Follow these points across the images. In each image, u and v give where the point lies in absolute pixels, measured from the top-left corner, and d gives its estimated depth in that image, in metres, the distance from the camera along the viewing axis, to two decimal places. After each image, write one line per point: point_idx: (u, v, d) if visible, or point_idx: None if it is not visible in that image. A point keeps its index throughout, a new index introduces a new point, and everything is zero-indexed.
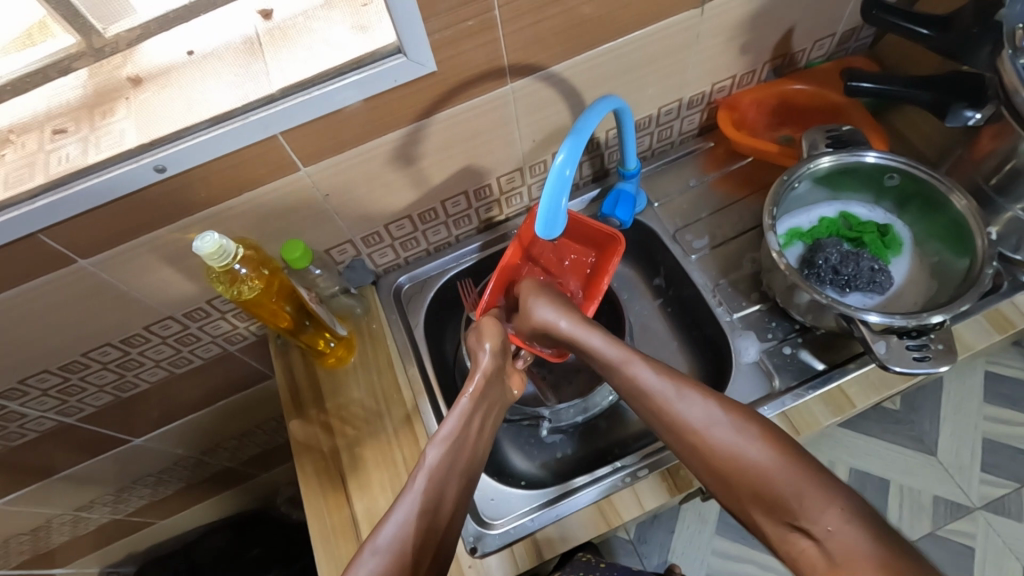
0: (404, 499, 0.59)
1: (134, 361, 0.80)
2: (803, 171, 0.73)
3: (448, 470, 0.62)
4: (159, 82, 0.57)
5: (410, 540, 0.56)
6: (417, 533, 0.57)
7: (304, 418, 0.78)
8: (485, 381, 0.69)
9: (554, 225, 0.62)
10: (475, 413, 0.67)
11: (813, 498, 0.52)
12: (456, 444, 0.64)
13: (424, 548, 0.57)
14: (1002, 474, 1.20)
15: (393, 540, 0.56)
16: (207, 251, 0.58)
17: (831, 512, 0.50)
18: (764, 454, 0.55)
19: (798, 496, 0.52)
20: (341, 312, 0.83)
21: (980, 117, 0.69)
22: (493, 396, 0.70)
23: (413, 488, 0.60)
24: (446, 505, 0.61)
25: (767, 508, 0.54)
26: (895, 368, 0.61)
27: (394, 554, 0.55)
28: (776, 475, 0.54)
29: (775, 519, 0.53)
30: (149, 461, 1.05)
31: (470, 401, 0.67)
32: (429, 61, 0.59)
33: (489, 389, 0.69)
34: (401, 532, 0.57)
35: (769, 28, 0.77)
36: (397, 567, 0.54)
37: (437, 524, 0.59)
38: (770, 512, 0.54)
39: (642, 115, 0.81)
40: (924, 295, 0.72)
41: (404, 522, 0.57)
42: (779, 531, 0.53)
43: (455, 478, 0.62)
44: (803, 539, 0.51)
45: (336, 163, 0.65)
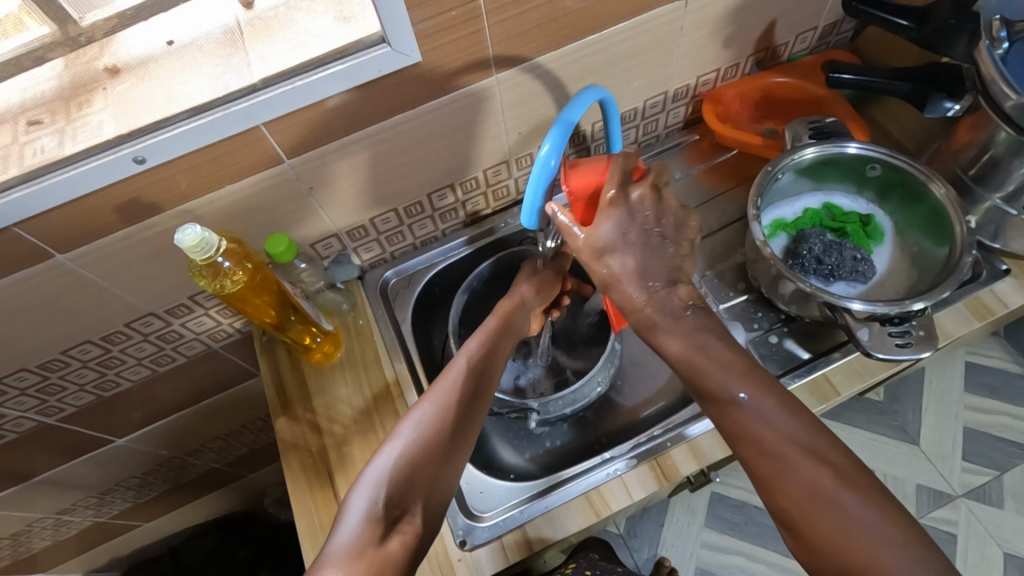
0: (442, 387, 0.60)
1: (115, 359, 0.79)
2: (787, 162, 0.73)
3: (484, 362, 0.63)
4: (138, 72, 0.56)
5: (444, 425, 0.57)
6: (453, 417, 0.58)
7: (291, 416, 0.77)
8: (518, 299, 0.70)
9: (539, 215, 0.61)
10: (506, 329, 0.68)
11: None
12: (492, 343, 0.65)
13: (458, 434, 0.58)
14: (982, 462, 1.22)
15: (428, 420, 0.57)
16: (188, 244, 0.57)
17: None
18: (856, 517, 0.47)
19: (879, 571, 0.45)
20: (327, 307, 0.82)
21: (958, 108, 0.70)
22: (524, 314, 0.70)
23: (453, 376, 0.61)
24: (484, 396, 0.61)
25: None
26: (877, 355, 0.62)
27: (429, 432, 0.56)
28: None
29: None
30: (133, 462, 1.04)
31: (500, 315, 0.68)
32: (413, 51, 0.58)
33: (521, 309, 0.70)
34: (438, 415, 0.58)
35: (753, 21, 0.77)
36: (432, 445, 0.56)
37: (471, 416, 0.59)
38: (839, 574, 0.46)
39: (628, 107, 0.81)
40: (906, 283, 0.72)
41: (442, 407, 0.58)
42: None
43: (489, 376, 0.63)
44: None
45: (320, 155, 0.65)
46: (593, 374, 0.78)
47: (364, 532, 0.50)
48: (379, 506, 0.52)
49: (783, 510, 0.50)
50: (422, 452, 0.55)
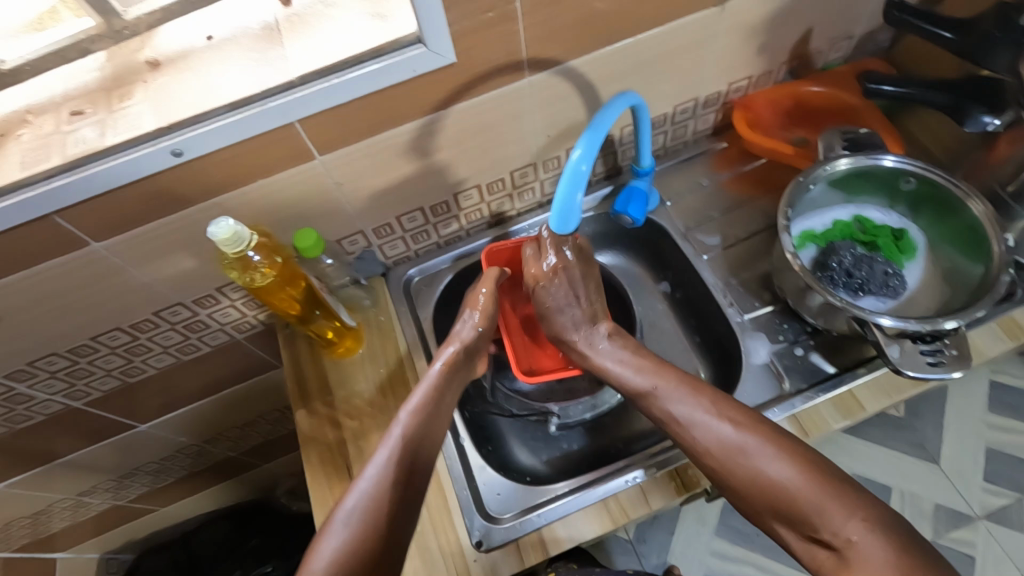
0: (375, 466, 0.59)
1: (142, 346, 0.80)
2: (819, 173, 0.72)
3: (418, 436, 0.63)
4: (177, 65, 0.57)
5: (380, 510, 0.56)
6: (390, 498, 0.57)
7: (311, 409, 0.78)
8: (460, 353, 0.71)
9: (569, 219, 0.62)
10: (446, 387, 0.68)
11: (838, 513, 0.51)
12: (425, 415, 0.65)
13: (397, 514, 0.57)
14: (1004, 484, 1.20)
15: (363, 504, 0.56)
16: (221, 237, 0.57)
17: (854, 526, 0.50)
18: (780, 470, 0.54)
19: (820, 511, 0.52)
20: (349, 303, 0.83)
21: (998, 122, 0.69)
22: (461, 374, 0.71)
23: (383, 455, 0.60)
24: (419, 468, 0.61)
25: (789, 520, 0.53)
26: (908, 372, 0.60)
27: (365, 519, 0.55)
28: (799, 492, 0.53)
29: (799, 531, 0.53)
30: (154, 447, 1.06)
31: (440, 372, 0.68)
32: (448, 51, 0.58)
33: (457, 369, 0.70)
34: (374, 496, 0.57)
35: (788, 29, 0.76)
36: (367, 534, 0.54)
37: (407, 492, 0.59)
38: (790, 523, 0.53)
39: (657, 113, 0.81)
40: (937, 300, 0.71)
41: (374, 489, 0.57)
42: (798, 541, 0.53)
43: (424, 447, 0.63)
44: (822, 549, 0.51)
45: (350, 152, 0.65)
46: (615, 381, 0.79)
47: None
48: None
49: (723, 479, 0.57)
50: (361, 541, 0.54)
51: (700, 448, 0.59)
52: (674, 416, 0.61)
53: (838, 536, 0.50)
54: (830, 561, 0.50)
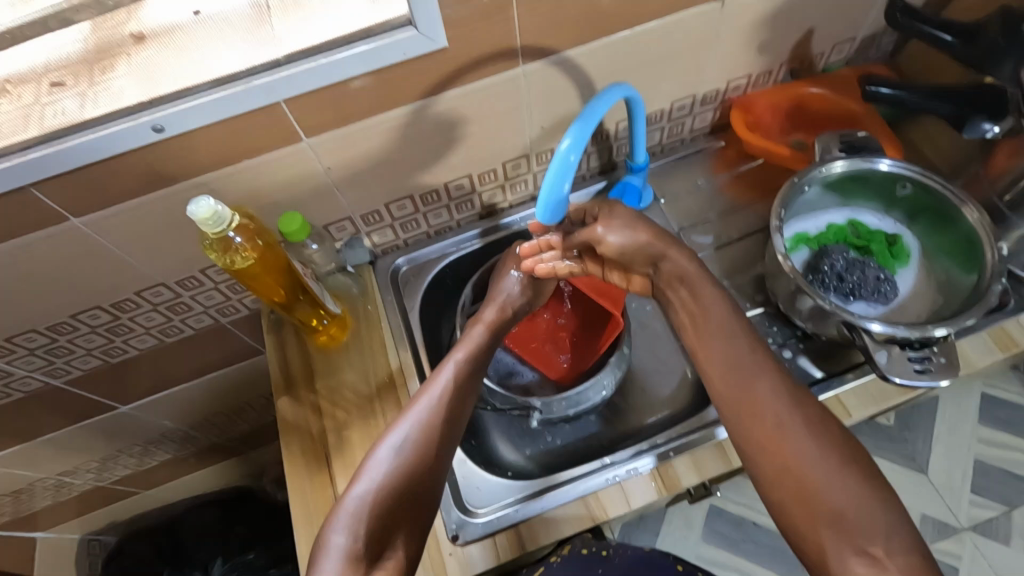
0: (424, 403, 0.61)
1: (123, 326, 0.79)
2: (814, 175, 0.72)
3: (465, 382, 0.64)
4: (162, 39, 0.57)
5: (427, 448, 0.58)
6: (436, 436, 0.59)
7: (294, 397, 0.77)
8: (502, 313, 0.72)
9: (555, 211, 0.61)
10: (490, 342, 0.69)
11: (892, 534, 0.50)
12: (473, 361, 0.66)
13: (440, 457, 0.59)
14: (991, 496, 1.20)
15: (412, 439, 0.58)
16: (201, 217, 0.56)
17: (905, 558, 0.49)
18: (847, 502, 0.51)
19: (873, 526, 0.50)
20: (337, 290, 0.82)
21: (998, 129, 0.67)
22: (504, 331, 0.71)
23: (430, 393, 0.62)
24: (462, 411, 0.63)
25: (838, 525, 0.51)
26: (895, 379, 0.59)
27: (413, 454, 0.58)
28: (849, 500, 0.52)
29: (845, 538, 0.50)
30: (137, 429, 1.05)
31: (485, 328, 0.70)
32: (440, 36, 0.57)
33: (504, 321, 0.72)
34: (423, 432, 0.59)
35: (788, 28, 0.75)
36: (415, 467, 0.57)
37: (454, 431, 0.61)
38: (839, 532, 0.51)
39: (654, 109, 0.80)
40: (929, 308, 0.70)
41: (424, 426, 0.59)
42: (840, 551, 0.50)
43: (469, 392, 0.64)
44: (866, 563, 0.49)
45: (339, 137, 0.64)
46: (600, 378, 0.73)
47: (347, 567, 0.51)
48: (363, 540, 0.52)
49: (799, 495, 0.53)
50: (408, 473, 0.57)
51: (779, 455, 0.54)
52: (746, 378, 0.59)
53: (890, 554, 0.49)
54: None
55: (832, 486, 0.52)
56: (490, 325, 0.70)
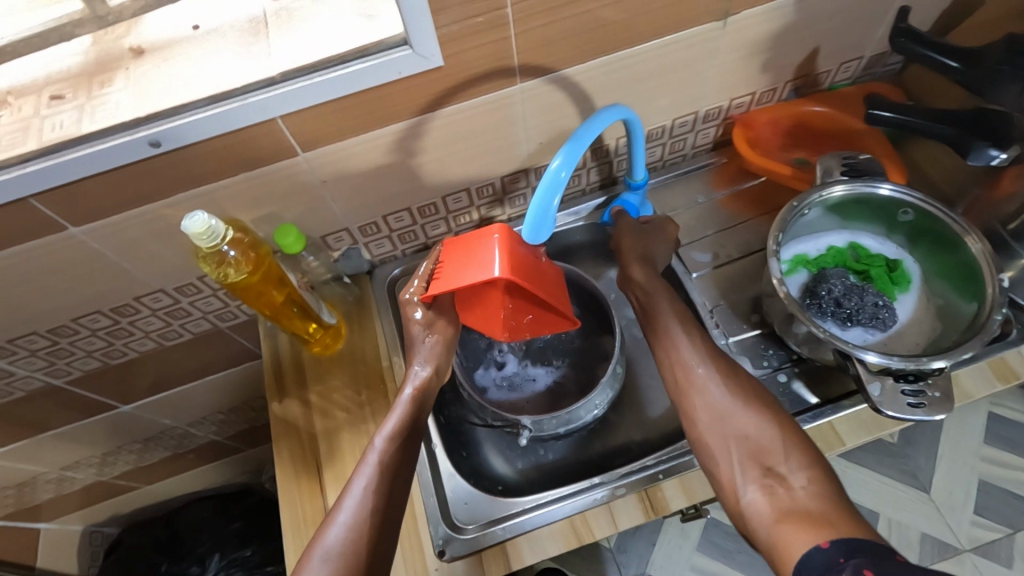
0: (353, 497, 0.59)
1: (123, 330, 0.80)
2: (814, 199, 0.71)
3: (391, 467, 0.61)
4: (159, 54, 0.57)
5: (358, 548, 0.56)
6: (368, 532, 0.57)
7: (286, 403, 0.77)
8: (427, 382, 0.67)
9: (542, 229, 0.60)
10: (418, 413, 0.66)
11: (796, 456, 0.56)
12: (399, 442, 0.63)
13: (374, 554, 0.57)
14: (994, 518, 1.27)
15: (341, 540, 0.56)
16: (195, 231, 0.56)
17: (803, 473, 0.55)
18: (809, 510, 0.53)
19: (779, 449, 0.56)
20: (332, 298, 0.83)
21: (1005, 157, 0.66)
22: (430, 400, 0.68)
23: (359, 484, 0.60)
24: (395, 498, 0.60)
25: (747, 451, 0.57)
26: (887, 412, 0.59)
27: (344, 555, 0.55)
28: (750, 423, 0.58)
29: (753, 462, 0.57)
30: (138, 427, 1.06)
31: (410, 401, 0.66)
32: (435, 55, 0.57)
33: (431, 390, 0.68)
34: (352, 533, 0.57)
35: (793, 46, 0.74)
36: (347, 568, 0.55)
37: (386, 523, 0.59)
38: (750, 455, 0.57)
39: (654, 126, 0.79)
40: (926, 337, 0.69)
41: (354, 523, 0.57)
42: (747, 474, 0.57)
43: (398, 476, 0.61)
44: (768, 483, 0.55)
45: (334, 151, 0.64)
46: (591, 398, 0.73)
47: None
48: None
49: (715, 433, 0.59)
50: None
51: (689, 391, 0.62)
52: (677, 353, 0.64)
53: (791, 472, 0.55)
54: (764, 500, 0.55)
55: (740, 420, 0.59)
56: (416, 393, 0.66)
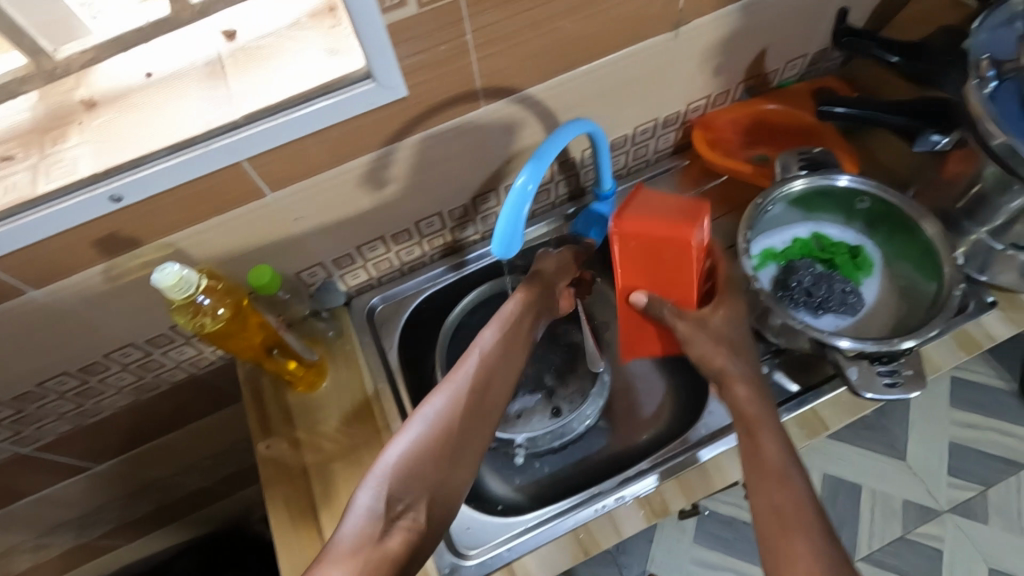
0: (457, 376, 0.64)
1: (94, 389, 0.77)
2: (776, 195, 0.74)
3: (497, 356, 0.67)
4: (115, 104, 0.55)
5: (455, 418, 0.61)
6: (466, 407, 0.62)
7: (274, 445, 0.75)
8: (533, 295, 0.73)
9: (511, 245, 0.60)
10: (525, 318, 0.71)
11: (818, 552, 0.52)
12: (508, 340, 0.68)
13: (470, 429, 0.62)
14: (968, 478, 1.33)
15: (443, 408, 0.62)
16: (166, 284, 0.55)
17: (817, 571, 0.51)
18: None
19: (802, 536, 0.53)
20: (312, 336, 0.81)
21: (946, 141, 0.69)
22: (541, 309, 0.73)
23: (446, 397, 0.62)
24: (476, 422, 0.62)
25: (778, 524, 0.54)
26: (866, 394, 0.61)
27: (442, 422, 0.61)
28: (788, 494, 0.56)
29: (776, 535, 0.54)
30: (115, 485, 1.02)
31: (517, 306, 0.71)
32: (400, 86, 0.57)
33: (539, 302, 0.73)
34: (450, 405, 0.62)
35: (742, 51, 0.77)
36: (444, 432, 0.60)
37: (484, 406, 0.64)
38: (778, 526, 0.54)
39: (618, 135, 0.81)
40: (894, 317, 0.72)
41: (455, 397, 0.63)
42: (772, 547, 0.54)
43: (499, 369, 0.66)
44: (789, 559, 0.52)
45: (303, 188, 0.63)
46: (580, 408, 0.79)
47: (365, 529, 0.55)
48: (381, 505, 0.56)
49: (745, 424, 0.61)
50: (436, 442, 0.60)
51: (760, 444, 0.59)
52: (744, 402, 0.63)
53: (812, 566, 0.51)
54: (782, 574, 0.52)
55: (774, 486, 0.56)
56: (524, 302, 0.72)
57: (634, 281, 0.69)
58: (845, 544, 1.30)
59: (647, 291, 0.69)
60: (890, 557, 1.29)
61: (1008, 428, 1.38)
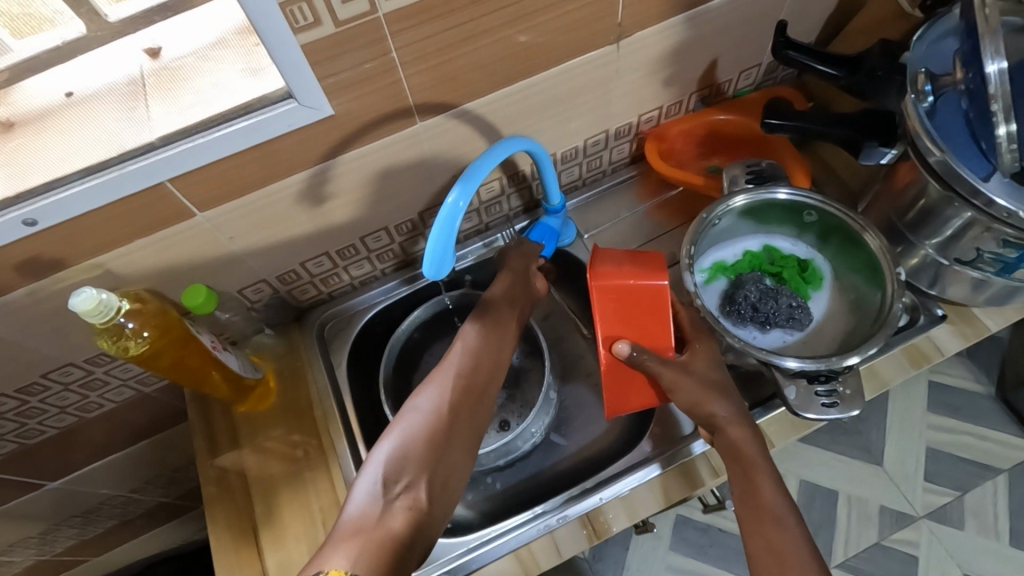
0: (444, 368, 0.68)
1: (36, 409, 0.76)
2: (721, 209, 0.72)
3: (483, 347, 0.70)
4: (30, 127, 0.53)
5: (447, 401, 0.65)
6: (458, 390, 0.66)
7: (218, 464, 0.75)
8: (507, 289, 0.74)
9: (443, 264, 0.60)
10: (508, 310, 0.74)
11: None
12: (492, 331, 0.72)
13: (462, 411, 0.65)
14: (944, 483, 1.33)
15: (436, 392, 0.66)
16: (84, 307, 0.54)
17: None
18: None
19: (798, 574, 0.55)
20: (259, 351, 0.82)
21: (892, 154, 0.69)
22: (521, 305, 0.75)
23: (437, 384, 0.66)
24: (470, 405, 0.66)
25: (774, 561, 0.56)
26: (805, 415, 0.61)
27: (435, 405, 0.65)
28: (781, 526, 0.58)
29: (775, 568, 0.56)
30: (73, 501, 1.01)
31: (493, 301, 0.74)
32: (324, 105, 0.56)
33: (514, 298, 0.74)
34: (443, 390, 0.66)
35: (690, 62, 0.76)
36: (438, 416, 0.64)
37: (475, 390, 0.67)
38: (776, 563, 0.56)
39: (567, 148, 0.80)
40: (842, 331, 0.71)
41: (446, 383, 0.66)
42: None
43: (485, 357, 0.70)
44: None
45: (235, 207, 0.62)
46: (527, 426, 0.77)
47: (368, 509, 0.57)
48: (382, 485, 0.59)
49: (741, 463, 0.61)
50: (432, 424, 0.63)
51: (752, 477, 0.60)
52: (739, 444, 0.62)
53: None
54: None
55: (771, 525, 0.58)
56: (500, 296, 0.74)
57: (613, 329, 0.67)
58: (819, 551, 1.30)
59: (629, 341, 0.66)
60: (865, 564, 1.28)
61: (984, 432, 1.37)
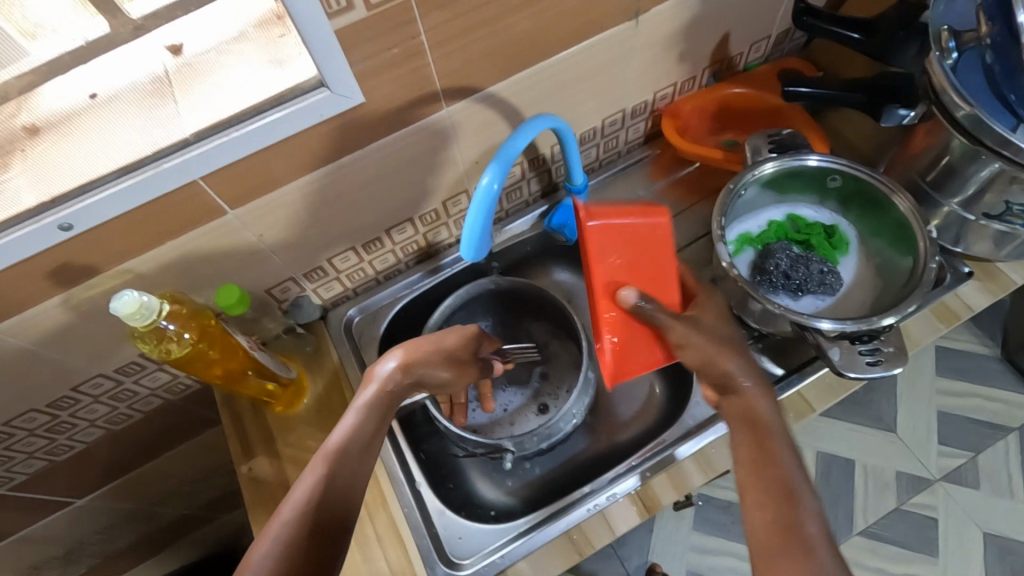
0: (294, 500, 0.52)
1: (65, 423, 0.75)
2: (748, 178, 0.72)
3: (337, 477, 0.55)
4: (59, 130, 0.51)
5: (294, 559, 0.48)
6: (307, 539, 0.50)
7: (255, 466, 0.74)
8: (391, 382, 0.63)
9: (479, 245, 0.61)
10: (377, 417, 0.60)
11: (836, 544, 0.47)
12: (349, 451, 0.56)
13: (318, 562, 0.49)
14: (957, 445, 1.35)
15: (278, 545, 0.48)
16: (125, 311, 0.53)
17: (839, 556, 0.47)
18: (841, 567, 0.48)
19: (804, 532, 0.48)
20: (286, 352, 0.80)
21: (913, 115, 0.68)
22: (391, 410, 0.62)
23: (281, 532, 0.49)
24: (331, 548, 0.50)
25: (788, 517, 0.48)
26: (850, 374, 0.61)
27: (277, 566, 0.47)
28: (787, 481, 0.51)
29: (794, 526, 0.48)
30: (96, 518, 0.99)
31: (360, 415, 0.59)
32: (355, 93, 0.56)
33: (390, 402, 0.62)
34: (284, 546, 0.49)
35: (704, 36, 0.76)
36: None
37: (336, 530, 0.52)
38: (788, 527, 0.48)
39: (585, 129, 0.80)
40: (872, 294, 0.72)
41: (287, 533, 0.49)
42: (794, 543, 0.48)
43: (352, 488, 0.55)
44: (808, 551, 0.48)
45: (263, 204, 0.61)
46: (567, 408, 0.74)
47: None
48: None
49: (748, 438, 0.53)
50: None
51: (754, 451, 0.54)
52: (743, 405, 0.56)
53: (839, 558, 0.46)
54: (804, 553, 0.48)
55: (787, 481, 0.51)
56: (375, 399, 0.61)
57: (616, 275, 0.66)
58: (841, 520, 1.31)
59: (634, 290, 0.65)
60: (885, 530, 1.30)
61: (993, 393, 1.39)
